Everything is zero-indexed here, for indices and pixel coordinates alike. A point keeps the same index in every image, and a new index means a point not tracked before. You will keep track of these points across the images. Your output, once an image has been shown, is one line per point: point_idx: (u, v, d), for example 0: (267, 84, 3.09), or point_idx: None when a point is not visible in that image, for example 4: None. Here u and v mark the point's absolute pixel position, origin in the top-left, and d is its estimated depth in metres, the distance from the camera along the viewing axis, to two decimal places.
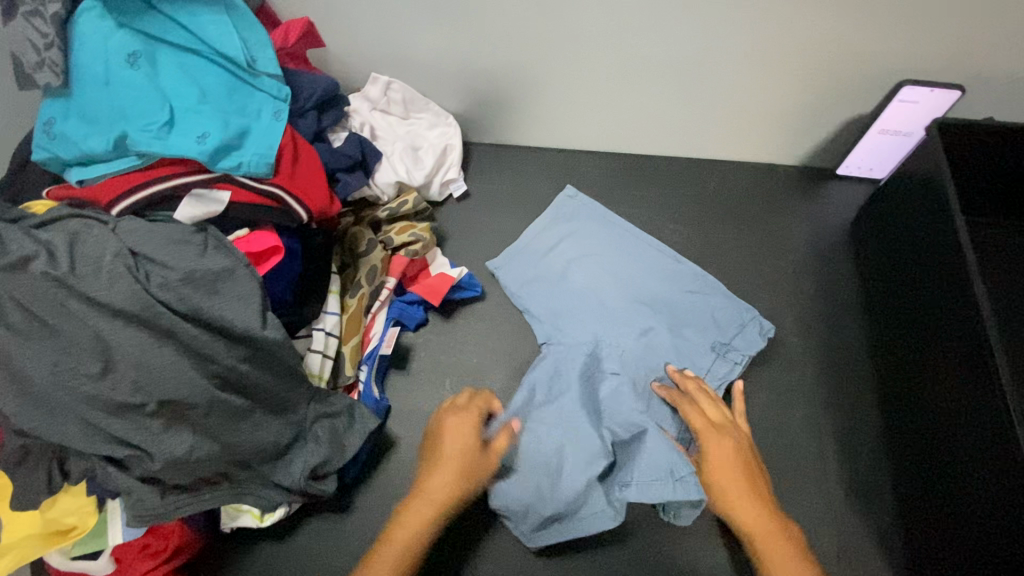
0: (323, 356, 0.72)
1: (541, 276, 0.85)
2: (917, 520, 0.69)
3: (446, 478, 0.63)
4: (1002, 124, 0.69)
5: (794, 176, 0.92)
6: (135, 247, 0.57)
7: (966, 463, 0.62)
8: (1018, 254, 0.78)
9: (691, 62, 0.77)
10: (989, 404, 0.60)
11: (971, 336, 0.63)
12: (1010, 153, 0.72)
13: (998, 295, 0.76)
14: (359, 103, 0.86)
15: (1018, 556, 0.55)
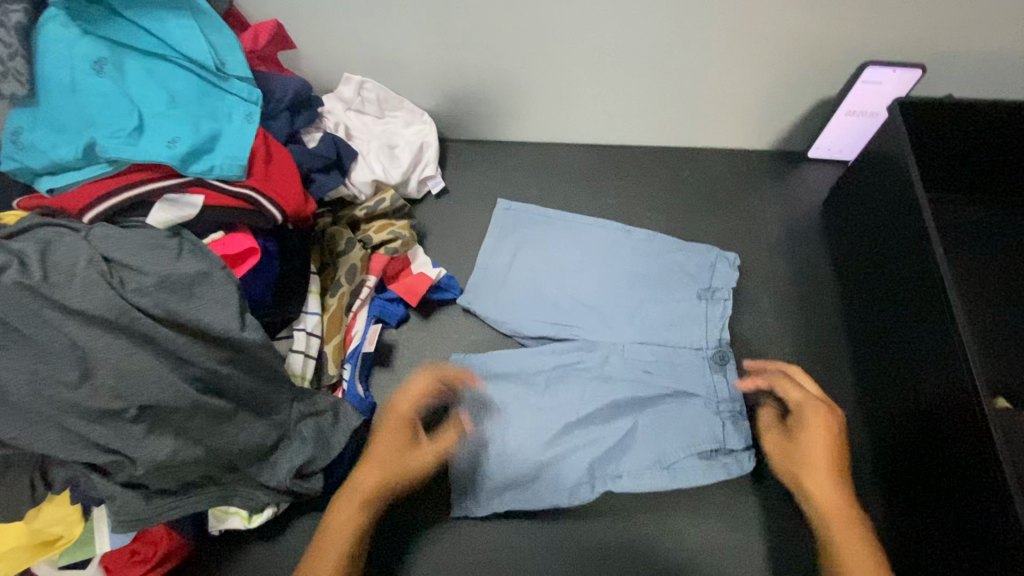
0: (306, 356, 0.72)
1: (521, 276, 0.85)
2: (897, 497, 0.70)
3: (373, 469, 0.63)
4: (962, 101, 0.70)
5: (766, 160, 0.94)
6: (108, 254, 0.57)
7: (937, 442, 0.64)
8: (982, 228, 0.80)
9: (659, 51, 0.78)
10: (956, 382, 0.62)
11: (939, 317, 0.65)
12: (971, 130, 0.74)
13: (964, 269, 0.78)
14: (333, 103, 0.86)
15: (986, 528, 0.57)
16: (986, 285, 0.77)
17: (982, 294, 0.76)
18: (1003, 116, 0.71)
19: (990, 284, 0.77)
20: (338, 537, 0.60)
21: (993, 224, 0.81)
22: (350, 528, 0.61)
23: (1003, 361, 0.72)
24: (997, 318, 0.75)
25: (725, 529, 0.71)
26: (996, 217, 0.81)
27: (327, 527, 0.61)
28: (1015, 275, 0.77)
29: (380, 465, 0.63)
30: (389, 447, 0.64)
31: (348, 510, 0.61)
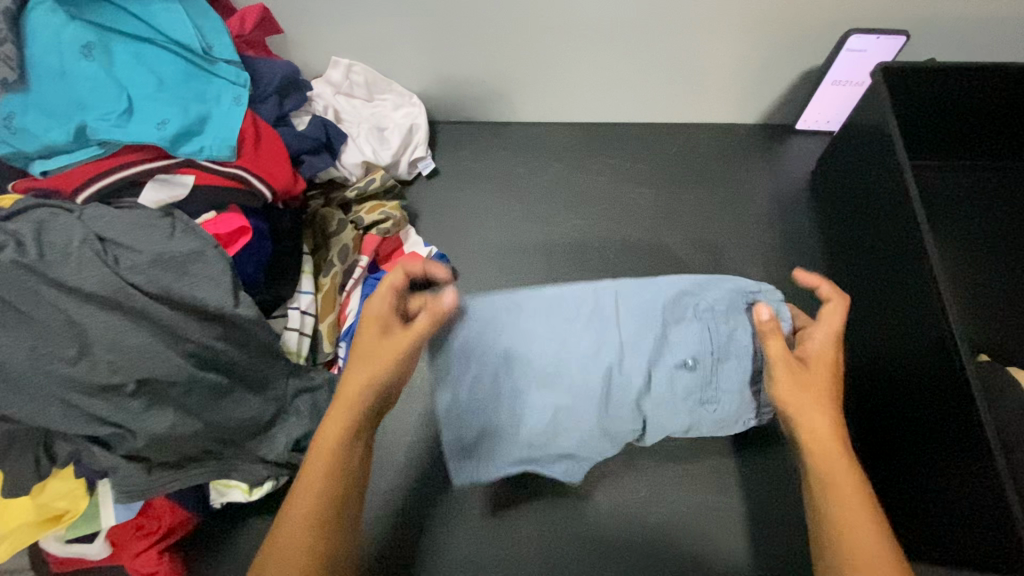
0: (301, 334, 0.73)
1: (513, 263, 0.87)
2: (883, 460, 0.71)
3: (333, 418, 0.56)
4: (945, 65, 0.70)
5: (754, 133, 0.94)
6: (102, 233, 0.58)
7: (922, 402, 0.65)
8: (968, 194, 0.81)
9: (642, 27, 0.78)
10: (937, 342, 0.63)
11: (920, 278, 0.66)
12: (956, 94, 0.74)
13: (951, 234, 0.79)
14: (322, 87, 0.86)
15: (972, 481, 0.58)
16: (972, 248, 0.78)
17: (966, 257, 0.77)
18: (985, 79, 0.72)
19: (975, 247, 0.78)
20: (303, 520, 0.53)
21: (978, 188, 0.81)
22: (322, 482, 0.54)
23: (987, 322, 0.73)
24: (981, 280, 0.76)
25: (710, 492, 0.74)
26: (981, 181, 0.82)
27: (298, 479, 0.54)
28: (1000, 238, 0.78)
29: (342, 397, 0.56)
30: (348, 391, 0.56)
31: (316, 461, 0.54)
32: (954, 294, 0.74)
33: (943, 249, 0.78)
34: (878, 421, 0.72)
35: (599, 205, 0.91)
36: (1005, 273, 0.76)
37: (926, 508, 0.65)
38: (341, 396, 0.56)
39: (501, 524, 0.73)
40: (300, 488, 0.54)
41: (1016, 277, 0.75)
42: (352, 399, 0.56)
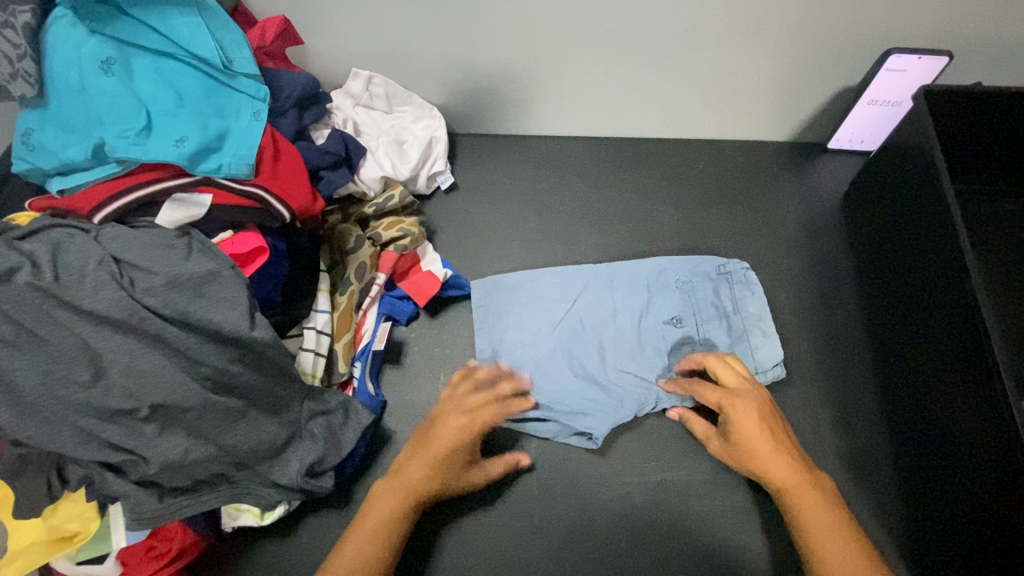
0: (316, 355, 0.72)
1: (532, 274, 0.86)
2: (920, 473, 0.69)
3: (418, 466, 0.66)
4: (996, 89, 0.67)
5: (784, 152, 0.91)
6: (118, 255, 0.57)
7: (952, 395, 0.64)
8: (1012, 222, 0.77)
9: (671, 44, 0.76)
10: (971, 346, 0.61)
11: (954, 289, 0.64)
12: (1001, 119, 0.71)
13: (993, 265, 0.75)
14: (342, 99, 0.85)
15: (1001, 482, 0.57)
16: (1018, 280, 0.74)
17: (1011, 288, 0.74)
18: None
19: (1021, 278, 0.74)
20: (359, 551, 0.61)
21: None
22: (390, 520, 0.63)
23: None
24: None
25: (733, 528, 0.71)
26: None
27: (363, 517, 0.63)
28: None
29: (428, 458, 0.66)
30: (425, 450, 0.67)
31: (387, 507, 0.64)
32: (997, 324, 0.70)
33: (986, 280, 0.74)
34: (914, 436, 0.70)
35: (622, 224, 0.88)
36: None
37: (958, 522, 0.63)
38: (418, 456, 0.67)
39: (518, 556, 0.71)
40: (358, 532, 0.62)
41: None
42: (426, 466, 0.66)
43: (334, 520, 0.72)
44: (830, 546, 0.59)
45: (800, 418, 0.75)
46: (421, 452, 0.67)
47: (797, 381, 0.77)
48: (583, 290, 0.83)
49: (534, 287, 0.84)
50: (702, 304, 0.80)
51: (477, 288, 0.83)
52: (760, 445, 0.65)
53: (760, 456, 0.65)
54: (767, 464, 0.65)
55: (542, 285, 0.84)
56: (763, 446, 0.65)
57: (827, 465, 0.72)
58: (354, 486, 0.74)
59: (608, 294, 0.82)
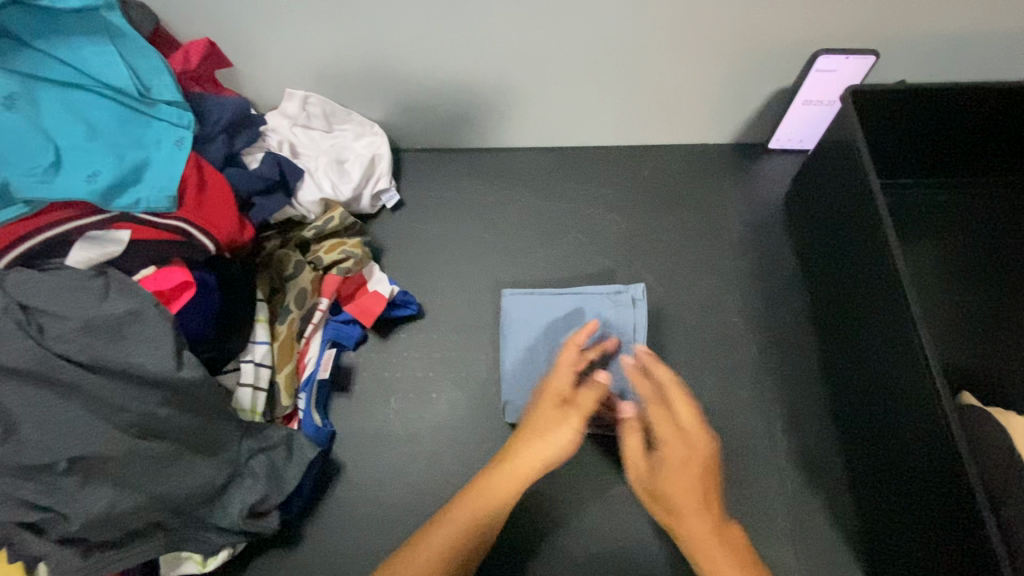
0: (255, 389, 0.69)
1: (454, 310, 0.83)
2: (862, 470, 0.69)
3: (539, 442, 0.63)
4: (919, 87, 0.68)
5: (728, 153, 0.91)
6: (26, 300, 0.54)
7: (892, 397, 0.64)
8: (940, 213, 0.79)
9: (601, 51, 0.75)
10: (907, 348, 0.62)
11: (886, 289, 0.65)
12: (922, 117, 0.73)
13: (924, 258, 0.77)
14: (278, 120, 0.82)
15: (941, 484, 0.58)
16: (947, 272, 0.76)
17: (943, 282, 0.76)
18: (958, 100, 0.70)
19: (953, 270, 0.76)
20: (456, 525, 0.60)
21: (955, 207, 0.79)
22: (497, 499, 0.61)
23: (963, 348, 0.72)
24: (961, 306, 0.74)
25: None
26: (960, 201, 0.80)
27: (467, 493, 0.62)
28: (983, 260, 0.77)
29: (543, 428, 0.64)
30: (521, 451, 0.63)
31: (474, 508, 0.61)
32: (925, 319, 0.72)
33: (918, 274, 0.76)
34: (854, 435, 0.71)
35: (571, 235, 0.88)
36: (978, 295, 0.75)
37: (897, 521, 0.64)
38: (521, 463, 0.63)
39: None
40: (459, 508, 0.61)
41: (987, 299, 0.75)
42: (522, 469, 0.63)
43: (284, 559, 0.70)
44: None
45: (750, 420, 0.75)
46: (520, 455, 0.63)
47: (746, 384, 0.77)
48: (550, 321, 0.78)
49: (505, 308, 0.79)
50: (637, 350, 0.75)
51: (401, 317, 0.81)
52: (684, 498, 0.60)
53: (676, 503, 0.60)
54: (694, 531, 0.59)
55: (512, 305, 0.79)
56: (687, 506, 0.60)
57: (778, 466, 0.73)
58: (305, 521, 0.71)
59: (567, 330, 0.77)
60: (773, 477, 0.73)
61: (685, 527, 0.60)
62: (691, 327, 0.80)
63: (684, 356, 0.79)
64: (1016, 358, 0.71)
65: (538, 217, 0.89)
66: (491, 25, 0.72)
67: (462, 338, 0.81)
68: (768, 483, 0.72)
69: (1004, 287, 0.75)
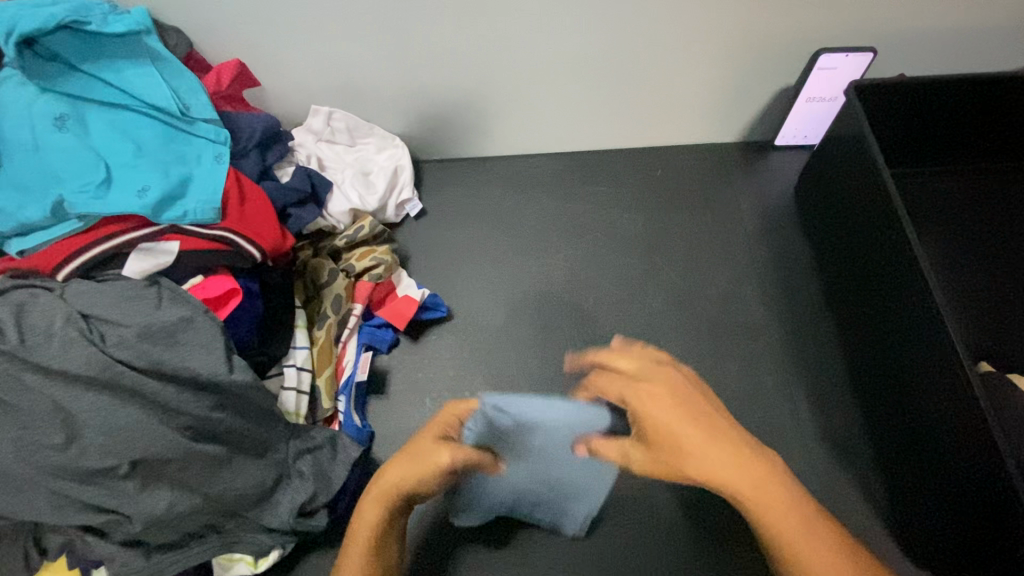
0: (298, 393, 0.71)
1: (483, 311, 0.86)
2: (888, 447, 0.72)
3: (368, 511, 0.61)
4: (918, 79, 0.73)
5: (737, 151, 0.95)
6: (85, 310, 0.56)
7: (915, 375, 0.66)
8: (944, 199, 0.83)
9: (614, 58, 0.80)
10: (931, 328, 0.64)
11: (905, 270, 0.67)
12: (924, 106, 0.77)
13: (933, 242, 0.80)
14: (303, 137, 0.86)
15: (971, 457, 0.59)
16: (956, 256, 0.80)
17: (954, 264, 0.79)
18: (954, 90, 0.74)
19: (962, 253, 0.80)
20: None
21: (958, 193, 0.83)
22: None
23: (977, 326, 0.75)
24: (971, 287, 0.78)
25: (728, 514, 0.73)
26: (965, 188, 0.83)
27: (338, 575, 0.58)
28: (988, 243, 0.80)
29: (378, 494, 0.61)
30: (413, 457, 0.62)
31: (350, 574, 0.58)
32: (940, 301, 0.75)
33: (933, 257, 0.79)
34: (880, 414, 0.73)
35: (590, 236, 0.91)
36: (987, 275, 0.78)
37: (929, 498, 0.65)
38: (410, 461, 0.62)
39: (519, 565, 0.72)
40: None
41: (996, 279, 0.78)
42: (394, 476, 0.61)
43: (331, 559, 0.71)
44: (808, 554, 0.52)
45: (775, 404, 0.78)
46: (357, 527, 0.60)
47: (769, 369, 0.80)
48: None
49: (558, 402, 0.71)
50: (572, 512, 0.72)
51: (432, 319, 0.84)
52: (686, 433, 0.55)
53: (688, 449, 0.55)
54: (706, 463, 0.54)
55: (571, 408, 0.70)
56: (694, 447, 0.55)
57: (806, 447, 0.75)
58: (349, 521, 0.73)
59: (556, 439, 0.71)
60: (801, 458, 0.75)
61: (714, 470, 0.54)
62: (713, 318, 0.83)
63: (706, 345, 0.82)
64: None
65: (557, 219, 0.92)
66: (512, 33, 0.75)
67: (491, 337, 0.84)
68: (798, 464, 0.74)
69: (1017, 268, 0.78)
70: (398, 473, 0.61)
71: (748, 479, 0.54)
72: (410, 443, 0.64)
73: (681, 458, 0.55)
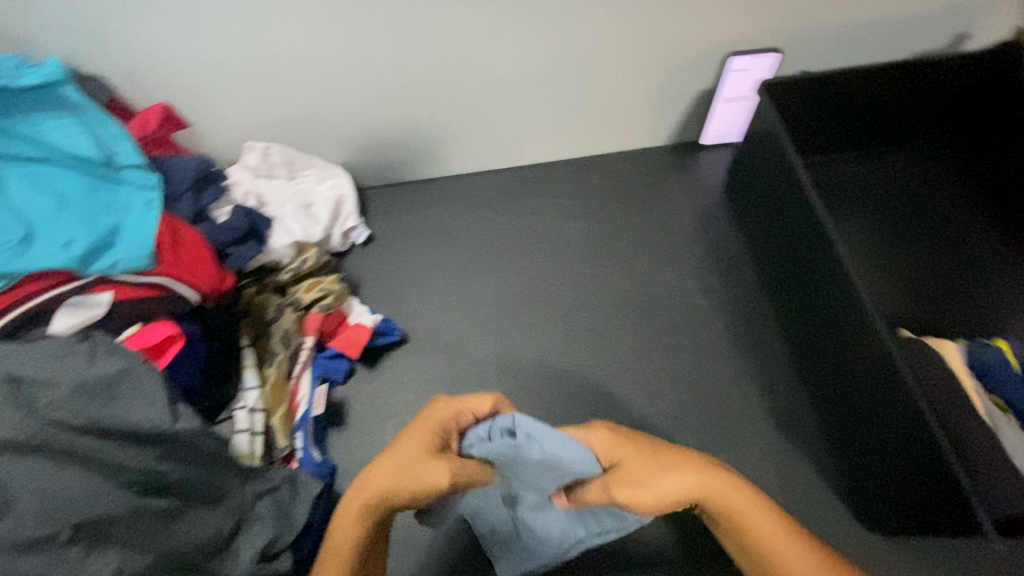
0: (251, 434, 0.70)
1: (438, 330, 0.86)
2: (833, 419, 0.76)
3: (354, 500, 0.57)
4: (819, 73, 0.78)
5: (670, 153, 0.99)
6: (13, 371, 0.54)
7: (845, 347, 0.71)
8: (855, 181, 0.89)
9: (540, 74, 0.83)
10: (852, 303, 0.68)
11: (824, 251, 0.72)
12: (828, 98, 0.82)
13: (849, 222, 0.86)
14: (240, 174, 0.84)
15: (903, 419, 0.64)
16: (868, 232, 0.86)
17: (869, 241, 0.85)
18: (856, 81, 0.80)
19: (873, 230, 0.86)
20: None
21: (867, 175, 0.90)
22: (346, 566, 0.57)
23: (890, 295, 0.81)
24: (883, 260, 0.84)
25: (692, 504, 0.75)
26: (872, 169, 0.90)
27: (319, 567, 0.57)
28: (895, 218, 0.87)
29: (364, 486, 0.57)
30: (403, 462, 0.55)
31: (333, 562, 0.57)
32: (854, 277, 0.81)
33: (847, 236, 0.85)
34: (822, 389, 0.77)
35: (536, 246, 0.93)
36: (897, 248, 0.85)
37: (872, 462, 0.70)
38: (402, 473, 0.55)
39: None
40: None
41: (904, 251, 0.84)
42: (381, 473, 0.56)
43: None
44: (757, 536, 0.56)
45: (727, 391, 0.81)
46: (341, 519, 0.58)
47: (718, 359, 0.83)
48: (560, 484, 0.62)
49: (589, 455, 0.59)
50: (535, 552, 0.69)
51: (387, 344, 0.83)
52: (651, 472, 0.57)
53: (657, 485, 0.56)
54: (679, 491, 0.56)
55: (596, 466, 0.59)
56: (665, 484, 0.56)
57: (760, 430, 0.78)
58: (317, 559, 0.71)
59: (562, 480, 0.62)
60: (756, 441, 0.77)
61: (686, 491, 0.56)
62: (660, 315, 0.86)
63: (656, 341, 0.84)
64: (936, 297, 0.81)
65: (504, 233, 0.94)
66: (440, 55, 0.78)
67: (448, 356, 0.84)
68: (754, 447, 0.77)
69: (922, 239, 0.85)
70: (385, 486, 0.55)
71: (721, 489, 0.56)
72: (397, 449, 0.57)
73: (628, 477, 0.57)
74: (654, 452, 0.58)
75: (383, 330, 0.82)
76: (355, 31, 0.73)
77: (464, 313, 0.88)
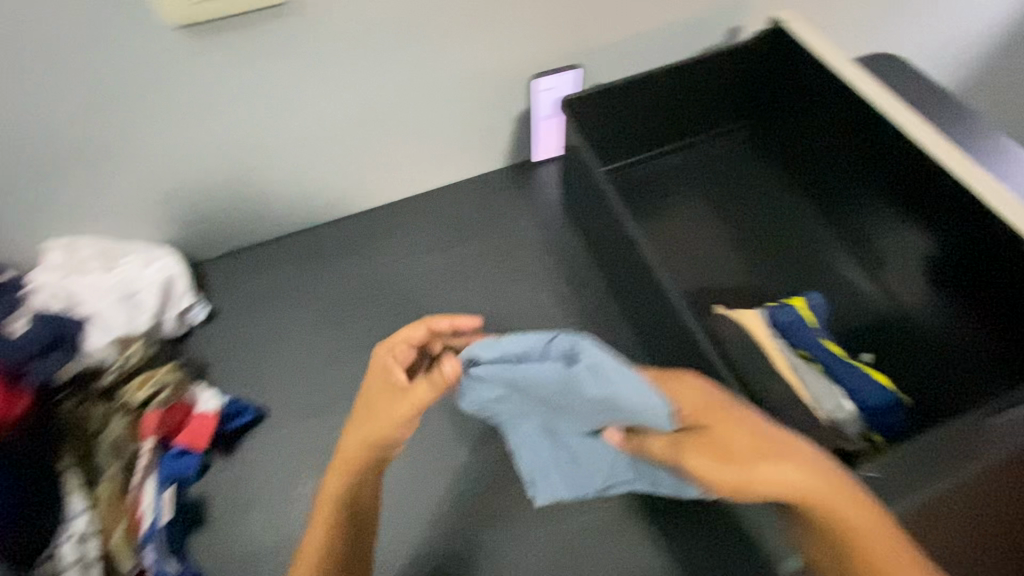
0: (84, 565, 0.64)
1: (298, 397, 0.82)
2: None
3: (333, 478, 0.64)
4: (601, 88, 0.85)
5: (509, 174, 1.01)
6: None
7: (667, 335, 0.76)
8: (661, 179, 0.97)
9: (349, 119, 0.84)
10: (659, 293, 0.74)
11: (629, 249, 0.78)
12: (619, 108, 0.90)
13: (662, 217, 0.93)
14: (46, 275, 0.76)
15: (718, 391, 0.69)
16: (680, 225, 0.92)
17: (682, 231, 0.91)
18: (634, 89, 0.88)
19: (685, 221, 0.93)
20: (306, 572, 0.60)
21: (671, 172, 0.98)
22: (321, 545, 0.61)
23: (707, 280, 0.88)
24: (697, 249, 0.90)
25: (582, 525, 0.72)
26: (676, 167, 0.98)
27: (308, 540, 0.62)
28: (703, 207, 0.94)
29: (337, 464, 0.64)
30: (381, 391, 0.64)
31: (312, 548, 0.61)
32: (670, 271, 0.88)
33: (662, 231, 0.91)
34: None
35: (389, 288, 0.91)
36: (707, 235, 0.92)
37: None
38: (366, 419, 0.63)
39: None
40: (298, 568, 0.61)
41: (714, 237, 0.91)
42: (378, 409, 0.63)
43: None
44: (868, 548, 0.52)
45: None
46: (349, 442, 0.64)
47: None
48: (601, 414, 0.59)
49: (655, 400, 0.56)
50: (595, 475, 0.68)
51: (241, 425, 0.78)
52: (720, 474, 0.55)
53: (753, 479, 0.54)
54: (790, 476, 0.53)
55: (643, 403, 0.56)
56: (734, 480, 0.55)
57: None
58: None
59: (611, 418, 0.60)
60: None
61: (797, 478, 0.53)
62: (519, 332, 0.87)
63: None
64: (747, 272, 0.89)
65: (355, 281, 0.92)
66: (234, 108, 0.77)
67: (310, 421, 0.80)
68: None
69: (729, 222, 0.93)
70: (368, 440, 0.63)
71: (827, 482, 0.53)
72: (362, 398, 0.66)
73: (703, 440, 0.57)
74: (754, 443, 0.55)
75: (230, 412, 0.77)
76: (141, 98, 0.72)
77: (324, 373, 0.84)
